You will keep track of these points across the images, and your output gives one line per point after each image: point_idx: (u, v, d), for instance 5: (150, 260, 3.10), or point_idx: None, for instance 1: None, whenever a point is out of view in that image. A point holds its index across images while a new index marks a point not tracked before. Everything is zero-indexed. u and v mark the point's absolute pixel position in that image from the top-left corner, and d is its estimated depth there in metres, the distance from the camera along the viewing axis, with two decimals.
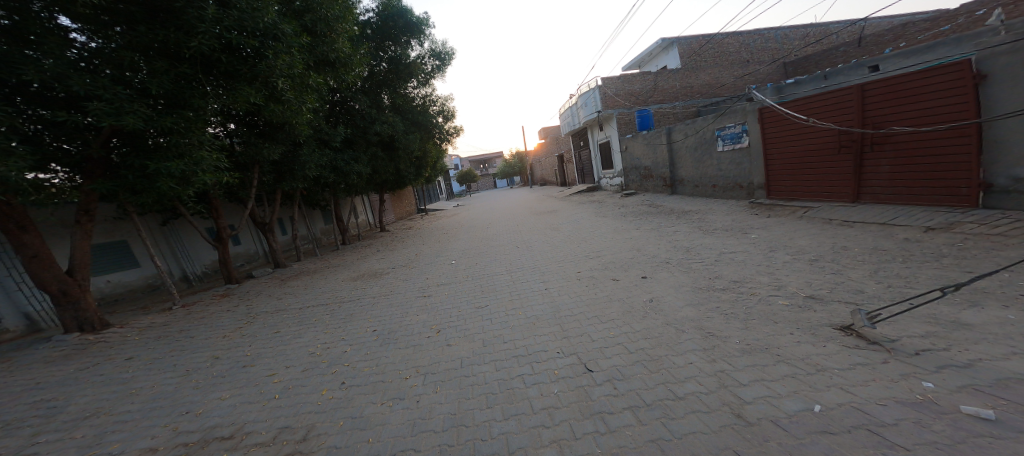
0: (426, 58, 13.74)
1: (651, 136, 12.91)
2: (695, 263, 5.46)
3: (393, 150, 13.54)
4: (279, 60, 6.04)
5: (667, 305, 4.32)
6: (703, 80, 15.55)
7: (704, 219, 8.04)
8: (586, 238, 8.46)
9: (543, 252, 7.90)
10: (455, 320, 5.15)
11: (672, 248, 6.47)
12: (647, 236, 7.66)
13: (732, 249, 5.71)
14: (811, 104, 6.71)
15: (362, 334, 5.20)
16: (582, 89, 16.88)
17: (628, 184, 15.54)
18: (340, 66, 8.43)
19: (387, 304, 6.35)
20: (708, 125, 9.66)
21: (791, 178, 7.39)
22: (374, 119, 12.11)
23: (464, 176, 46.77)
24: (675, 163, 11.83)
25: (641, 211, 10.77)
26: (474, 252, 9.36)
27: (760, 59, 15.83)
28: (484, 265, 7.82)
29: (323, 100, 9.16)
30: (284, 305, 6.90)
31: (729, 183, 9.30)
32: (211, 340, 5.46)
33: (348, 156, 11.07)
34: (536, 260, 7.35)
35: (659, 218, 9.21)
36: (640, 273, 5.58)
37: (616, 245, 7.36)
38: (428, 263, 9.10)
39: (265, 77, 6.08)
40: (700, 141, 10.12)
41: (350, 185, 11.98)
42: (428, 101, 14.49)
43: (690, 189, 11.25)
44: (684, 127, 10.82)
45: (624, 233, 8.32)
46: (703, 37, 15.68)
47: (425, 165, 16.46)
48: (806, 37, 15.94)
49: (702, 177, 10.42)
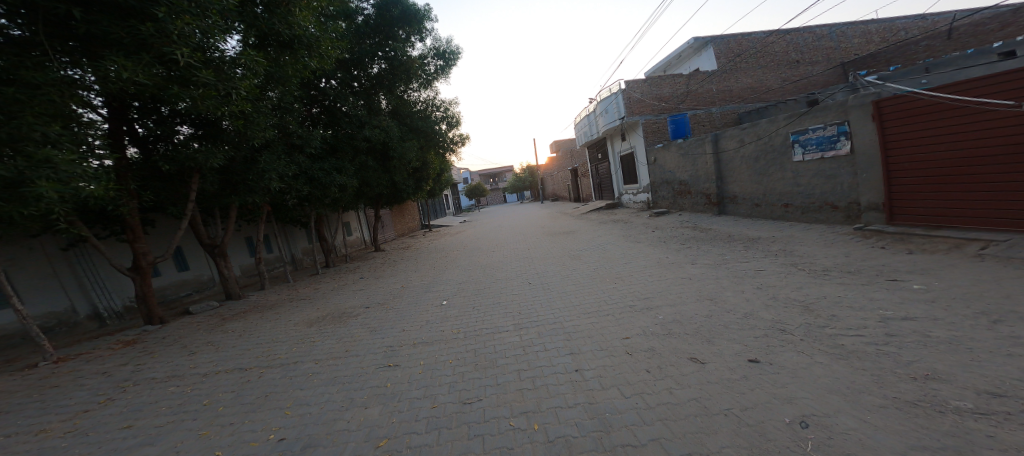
0: (428, 58, 12.41)
1: (689, 145, 10.74)
2: (836, 332, 3.16)
3: (388, 160, 11.68)
4: (178, 23, 4.03)
5: (858, 447, 2.01)
6: (745, 83, 13.53)
7: (793, 251, 5.70)
8: (622, 276, 6.16)
9: (568, 296, 5.60)
10: (420, 433, 2.88)
11: (769, 298, 4.14)
12: (715, 274, 5.31)
13: (898, 310, 3.35)
14: (989, 86, 4.40)
15: (254, 448, 2.95)
16: (604, 94, 14.93)
17: (658, 201, 13.36)
18: (302, 47, 6.55)
19: (329, 378, 4.10)
20: (779, 129, 7.43)
21: (938, 196, 5.03)
22: (364, 123, 10.36)
23: (475, 191, 45.12)
24: (724, 177, 9.56)
25: (685, 235, 8.47)
26: (473, 286, 7.16)
27: (811, 59, 13.69)
28: (482, 312, 5.60)
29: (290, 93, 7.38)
30: (188, 366, 4.73)
31: (811, 204, 6.96)
32: (9, 441, 3.28)
33: (328, 164, 9.16)
34: (557, 312, 5.05)
35: (717, 246, 6.89)
36: (743, 349, 3.25)
37: (673, 290, 5.02)
38: (413, 301, 6.87)
39: (161, 48, 4.10)
40: (765, 148, 7.89)
41: (335, 199, 10.05)
42: (430, 105, 13.01)
43: (745, 209, 8.94)
44: (739, 133, 8.59)
45: (676, 268, 6.02)
46: (743, 35, 13.74)
47: (426, 178, 14.61)
48: (865, 35, 13.82)
49: (766, 195, 8.10)
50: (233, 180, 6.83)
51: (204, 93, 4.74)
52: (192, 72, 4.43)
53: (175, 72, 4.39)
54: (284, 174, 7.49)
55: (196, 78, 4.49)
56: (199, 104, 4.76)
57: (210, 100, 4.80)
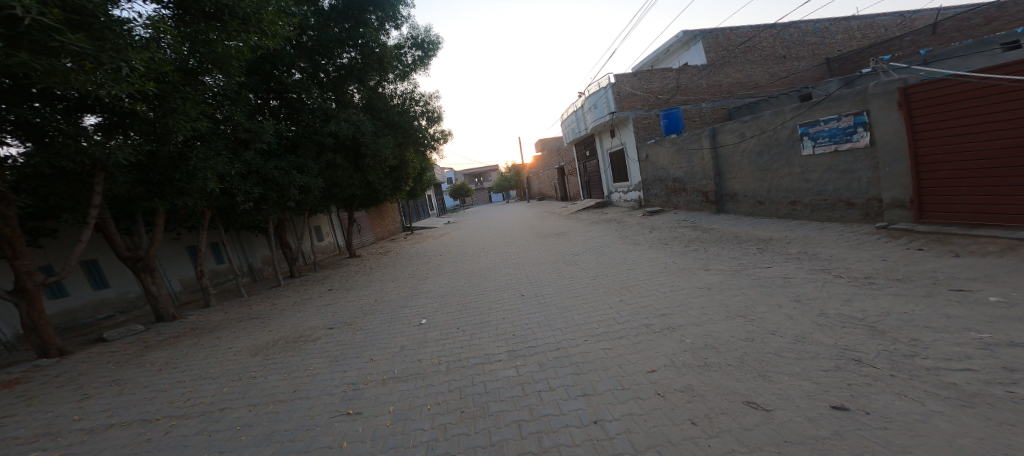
0: (405, 47, 11.52)
1: (684, 140, 10.34)
2: (935, 366, 2.43)
3: (360, 158, 10.55)
4: None
5: None
6: (734, 78, 13.42)
7: (817, 254, 5.08)
8: (629, 287, 5.37)
9: (575, 317, 4.73)
10: None
11: (818, 315, 3.42)
12: (737, 282, 4.63)
13: (993, 331, 2.66)
14: None
15: None
16: (591, 89, 14.49)
17: (650, 199, 13.09)
18: (242, 21, 5.44)
19: (263, 435, 3.08)
20: (786, 121, 6.88)
21: (979, 191, 4.48)
22: (329, 116, 9.17)
23: (459, 191, 44.17)
24: (722, 174, 9.09)
25: (686, 235, 7.91)
26: (460, 300, 6.22)
27: (797, 55, 13.64)
28: (471, 336, 4.68)
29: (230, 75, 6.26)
30: (74, 418, 3.59)
31: (822, 202, 6.42)
32: None
33: (289, 162, 8.02)
34: (561, 339, 4.20)
35: (726, 248, 6.27)
36: (816, 389, 2.47)
37: (694, 304, 4.27)
38: (388, 320, 5.87)
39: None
40: (769, 142, 7.37)
41: (298, 201, 8.87)
42: (408, 99, 12.05)
43: (746, 208, 8.41)
44: (740, 127, 8.06)
45: (688, 275, 5.34)
46: (731, 29, 13.73)
47: (405, 178, 13.50)
48: (849, 31, 13.85)
49: (770, 192, 7.56)
50: (156, 179, 5.64)
51: (78, 66, 3.61)
52: (51, 35, 3.29)
53: (25, 35, 3.26)
54: (227, 172, 6.31)
55: (59, 43, 3.34)
56: (74, 81, 3.63)
57: (90, 75, 3.67)
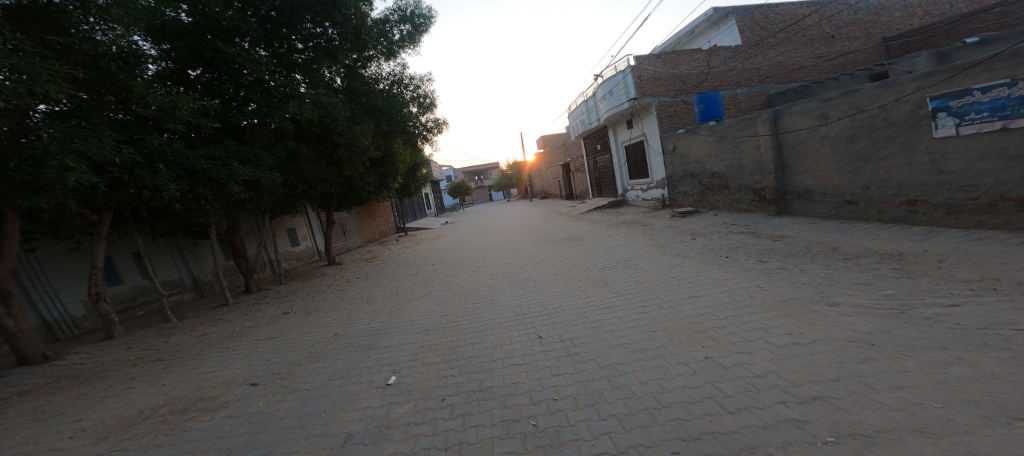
0: (391, 21, 9.67)
1: (728, 126, 8.43)
2: None
3: (334, 149, 8.66)
4: None
5: None
6: (774, 60, 11.56)
7: (1018, 281, 3.21)
8: (711, 333, 3.44)
9: (641, 395, 2.77)
10: None
11: None
12: (919, 336, 2.71)
13: None
14: None
15: None
16: (607, 73, 12.59)
17: (678, 197, 11.23)
18: None
19: None
20: (906, 95, 4.93)
21: None
22: (292, 96, 7.25)
23: (458, 188, 42.01)
24: (785, 167, 7.20)
25: (750, 245, 6.02)
26: (450, 343, 4.25)
27: (848, 35, 11.78)
28: (462, 428, 2.72)
29: (110, 18, 4.36)
30: None
31: (969, 201, 4.51)
32: None
33: (229, 149, 6.04)
34: (627, 451, 2.24)
35: (833, 266, 4.38)
36: None
37: (874, 379, 2.37)
38: (340, 372, 3.92)
39: None
40: (867, 123, 5.46)
41: (249, 201, 6.94)
42: (393, 82, 10.17)
43: (823, 208, 6.52)
44: (820, 106, 6.12)
45: (802, 312, 3.44)
46: (769, 6, 11.82)
47: (392, 174, 11.58)
48: (908, 8, 11.96)
49: (868, 188, 5.64)
50: None
51: None
52: None
53: None
54: (117, 155, 4.34)
55: None
56: None
57: None
